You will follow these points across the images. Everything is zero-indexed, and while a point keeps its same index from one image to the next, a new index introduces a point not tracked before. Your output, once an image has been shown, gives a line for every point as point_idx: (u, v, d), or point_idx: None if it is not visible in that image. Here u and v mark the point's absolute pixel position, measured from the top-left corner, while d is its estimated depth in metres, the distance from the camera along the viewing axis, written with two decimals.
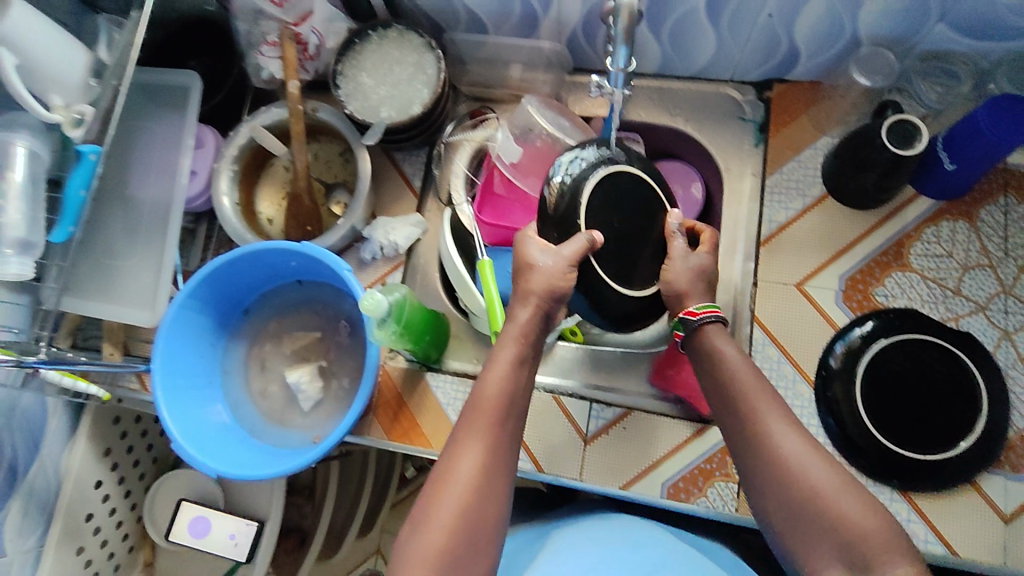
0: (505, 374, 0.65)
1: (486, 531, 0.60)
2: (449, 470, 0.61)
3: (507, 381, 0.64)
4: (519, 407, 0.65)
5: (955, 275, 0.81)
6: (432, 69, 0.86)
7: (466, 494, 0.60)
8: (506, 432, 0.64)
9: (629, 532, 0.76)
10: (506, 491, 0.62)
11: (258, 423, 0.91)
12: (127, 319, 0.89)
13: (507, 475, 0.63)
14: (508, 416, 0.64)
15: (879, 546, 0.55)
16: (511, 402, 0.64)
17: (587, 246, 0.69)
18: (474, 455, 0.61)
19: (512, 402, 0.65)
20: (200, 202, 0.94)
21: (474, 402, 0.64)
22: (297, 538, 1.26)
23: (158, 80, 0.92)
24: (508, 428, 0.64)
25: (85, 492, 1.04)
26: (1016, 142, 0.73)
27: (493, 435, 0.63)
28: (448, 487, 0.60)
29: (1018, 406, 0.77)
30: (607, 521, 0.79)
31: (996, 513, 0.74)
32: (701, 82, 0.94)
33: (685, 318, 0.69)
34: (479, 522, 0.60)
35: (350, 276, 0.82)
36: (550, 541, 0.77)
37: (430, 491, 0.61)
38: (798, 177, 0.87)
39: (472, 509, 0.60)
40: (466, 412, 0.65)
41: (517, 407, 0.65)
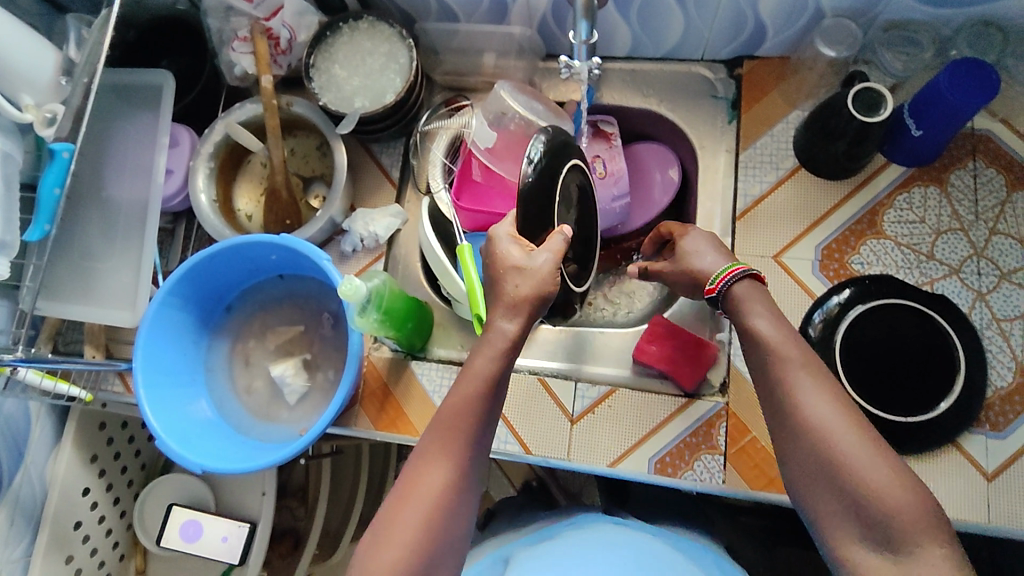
0: (472, 394, 0.64)
1: (448, 542, 0.60)
2: (409, 490, 0.61)
3: (478, 392, 0.64)
4: (486, 429, 0.65)
5: (928, 239, 0.82)
6: (404, 58, 0.87)
7: (426, 514, 0.60)
8: (471, 455, 0.63)
9: (607, 539, 0.74)
10: (466, 513, 0.62)
11: (245, 420, 0.91)
12: (107, 320, 0.89)
13: (470, 499, 0.63)
14: (472, 439, 0.64)
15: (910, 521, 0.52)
16: (482, 414, 0.65)
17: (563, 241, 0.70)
18: (436, 478, 0.61)
19: (483, 414, 0.65)
20: (177, 200, 0.94)
21: (441, 420, 0.64)
22: (292, 541, 1.25)
23: (130, 80, 0.92)
24: (472, 452, 0.64)
25: (73, 500, 1.03)
26: (978, 104, 0.74)
27: (456, 459, 0.63)
28: (409, 507, 0.60)
29: (995, 365, 0.78)
30: (581, 525, 0.79)
31: (978, 472, 0.76)
32: (673, 63, 0.94)
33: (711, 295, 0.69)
34: (437, 544, 0.59)
35: (330, 265, 0.83)
36: (527, 547, 0.76)
37: (394, 499, 0.61)
38: (771, 151, 0.88)
39: (436, 518, 0.60)
40: (429, 434, 0.64)
41: (483, 430, 0.64)
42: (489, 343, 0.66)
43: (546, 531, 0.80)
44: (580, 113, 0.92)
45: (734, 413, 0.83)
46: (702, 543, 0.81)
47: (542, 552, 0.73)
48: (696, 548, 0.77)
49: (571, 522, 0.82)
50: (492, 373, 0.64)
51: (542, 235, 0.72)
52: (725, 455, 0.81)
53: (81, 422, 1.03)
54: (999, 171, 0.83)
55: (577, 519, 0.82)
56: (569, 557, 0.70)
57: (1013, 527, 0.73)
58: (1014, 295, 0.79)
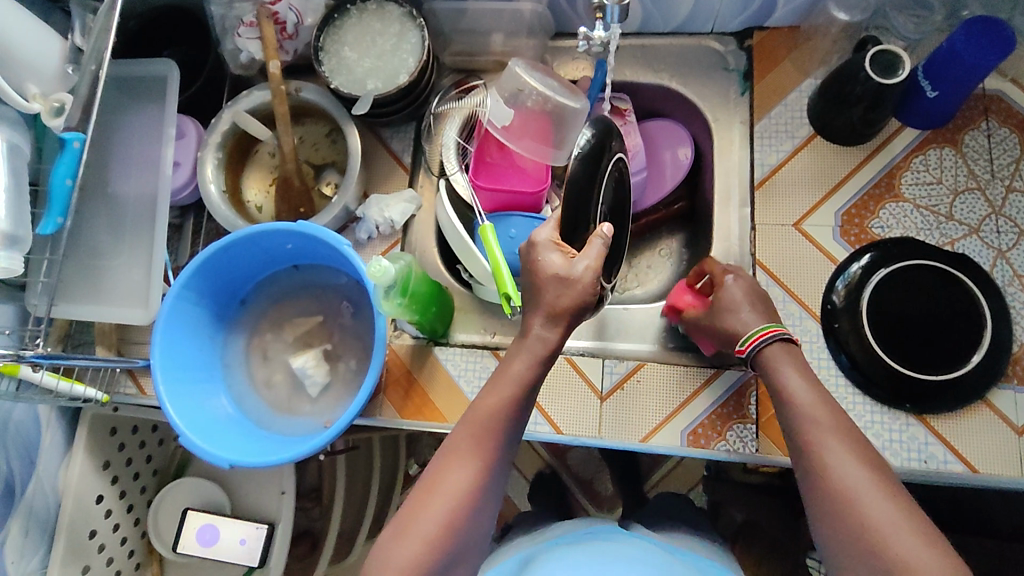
0: (504, 398, 0.65)
1: (467, 539, 0.61)
2: (433, 486, 0.62)
3: (510, 400, 0.65)
4: (514, 430, 0.66)
5: (946, 200, 0.83)
6: (416, 38, 0.87)
7: (448, 511, 0.61)
8: (498, 456, 0.64)
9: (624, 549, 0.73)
10: (487, 513, 0.63)
11: (266, 414, 0.89)
12: (120, 318, 0.87)
13: (493, 499, 0.64)
14: (499, 440, 0.65)
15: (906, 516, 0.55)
16: (511, 419, 0.65)
17: (603, 244, 0.68)
18: (461, 476, 0.62)
19: (512, 419, 0.66)
20: (185, 193, 0.92)
21: (472, 420, 0.65)
22: (309, 543, 1.22)
23: (134, 71, 0.89)
24: (499, 453, 0.64)
25: (87, 508, 1.00)
26: (993, 62, 0.74)
27: (482, 457, 0.63)
28: (432, 503, 0.61)
29: (1019, 320, 0.79)
30: (596, 534, 0.78)
31: (1008, 426, 0.76)
32: (683, 36, 0.95)
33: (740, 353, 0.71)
34: (457, 541, 0.61)
35: (351, 250, 0.81)
36: (545, 553, 0.76)
37: (417, 493, 0.63)
38: (786, 120, 0.89)
39: (458, 516, 0.61)
40: (457, 430, 0.66)
41: (511, 432, 0.65)
42: (528, 347, 0.67)
43: (564, 538, 0.80)
44: (598, 79, 0.90)
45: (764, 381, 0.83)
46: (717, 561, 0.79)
47: (559, 556, 0.72)
48: (705, 563, 0.76)
49: (586, 530, 0.81)
50: (529, 379, 0.66)
51: (584, 239, 0.71)
52: (756, 424, 0.81)
53: (93, 426, 1.00)
54: (1012, 130, 0.84)
55: (593, 527, 0.81)
56: (585, 561, 0.69)
57: None
58: None
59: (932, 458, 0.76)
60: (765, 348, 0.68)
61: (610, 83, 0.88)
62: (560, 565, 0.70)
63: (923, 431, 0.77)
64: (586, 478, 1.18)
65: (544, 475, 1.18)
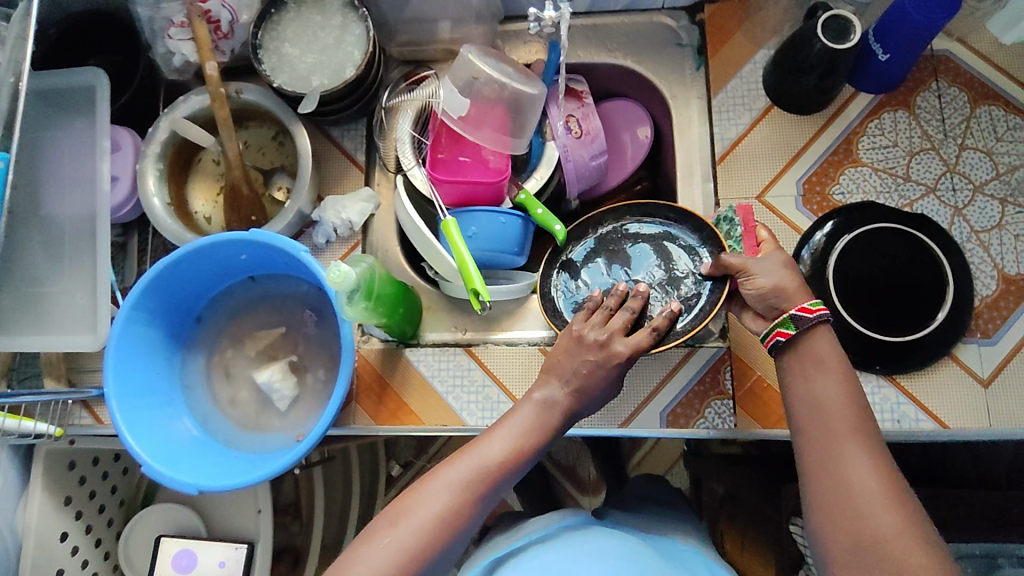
0: (515, 436, 0.68)
1: (431, 563, 0.63)
2: (416, 500, 0.64)
3: (516, 443, 0.68)
4: (515, 469, 0.67)
5: (903, 161, 0.84)
6: (359, 30, 0.84)
7: (423, 529, 0.63)
8: (491, 490, 0.66)
9: (606, 545, 0.71)
10: (460, 539, 0.65)
11: (233, 433, 0.85)
12: (67, 347, 0.82)
13: (467, 532, 0.65)
14: (498, 475, 0.66)
15: (870, 492, 0.57)
16: (514, 462, 0.67)
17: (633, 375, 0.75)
18: (445, 498, 0.64)
19: (515, 462, 0.67)
20: (126, 210, 0.87)
21: (478, 449, 0.67)
22: (290, 559, 1.16)
23: (58, 84, 0.84)
24: (491, 488, 0.66)
25: (50, 547, 0.94)
26: (944, 20, 0.75)
27: (472, 488, 0.65)
28: (411, 517, 0.63)
29: (979, 275, 0.81)
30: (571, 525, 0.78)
31: (975, 379, 0.78)
32: (634, 14, 0.93)
33: (799, 316, 0.64)
34: (424, 556, 0.62)
35: (309, 256, 0.77)
36: (523, 547, 0.75)
37: (400, 502, 0.65)
38: (742, 92, 0.88)
39: (431, 537, 0.63)
40: (457, 455, 0.68)
41: (510, 473, 0.67)
42: (538, 398, 0.70)
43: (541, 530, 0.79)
44: (552, 61, 0.88)
45: (737, 355, 0.82)
46: (697, 547, 0.78)
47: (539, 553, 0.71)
48: (686, 554, 0.75)
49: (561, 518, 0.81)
50: (533, 422, 0.69)
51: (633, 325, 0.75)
52: (734, 399, 0.81)
53: (49, 463, 0.94)
54: (961, 89, 0.85)
55: (569, 515, 0.81)
56: (565, 559, 0.68)
57: (1013, 427, 0.76)
58: (989, 207, 0.82)
59: (905, 417, 0.77)
60: (816, 325, 0.64)
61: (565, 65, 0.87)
62: (541, 560, 0.69)
63: (895, 392, 0.78)
64: (568, 465, 1.17)
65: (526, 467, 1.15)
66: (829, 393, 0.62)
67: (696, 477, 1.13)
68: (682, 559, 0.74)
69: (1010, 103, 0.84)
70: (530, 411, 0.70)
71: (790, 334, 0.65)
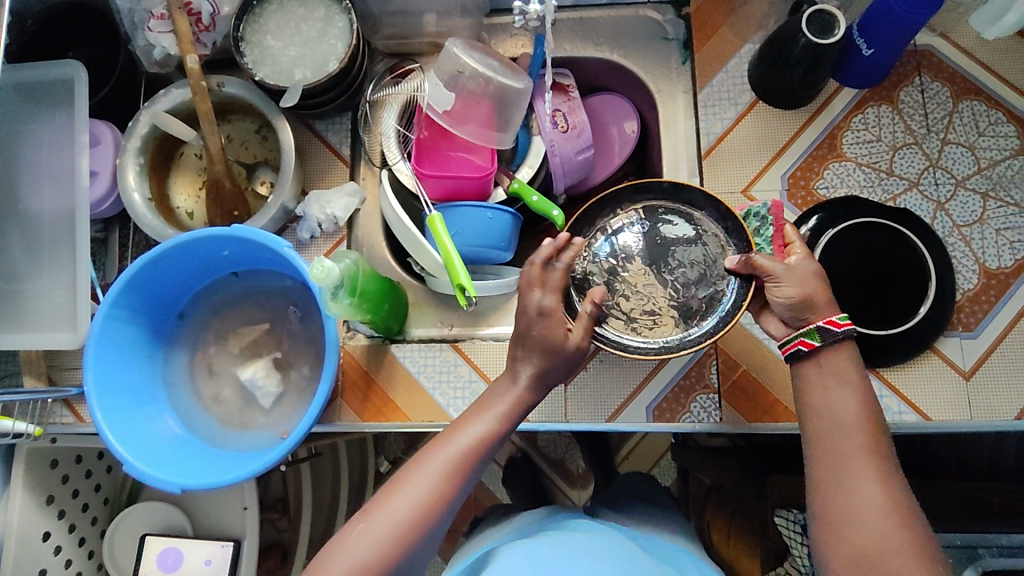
0: (488, 420, 0.68)
1: (416, 552, 0.63)
2: (395, 490, 0.64)
3: (488, 425, 0.67)
4: (491, 451, 0.67)
5: (887, 156, 0.84)
6: (343, 23, 0.83)
7: (406, 517, 0.62)
8: (469, 475, 0.66)
9: (595, 538, 0.71)
10: (443, 524, 0.64)
11: (217, 430, 0.84)
12: (47, 344, 0.81)
13: (450, 516, 0.65)
14: (475, 458, 0.66)
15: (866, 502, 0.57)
16: (486, 444, 0.67)
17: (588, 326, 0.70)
18: (426, 485, 0.64)
19: (488, 444, 0.67)
20: (106, 205, 0.86)
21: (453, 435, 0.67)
22: (278, 555, 1.16)
23: (34, 77, 0.82)
24: (469, 471, 0.66)
25: (33, 547, 0.93)
26: (925, 16, 0.75)
27: (450, 474, 0.64)
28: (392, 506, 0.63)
29: (960, 269, 0.81)
30: (559, 521, 0.78)
31: (957, 372, 0.79)
32: (620, 8, 0.93)
33: (826, 328, 0.63)
34: (409, 544, 0.62)
35: (292, 252, 0.76)
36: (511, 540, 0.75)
37: (380, 494, 0.64)
38: (728, 87, 0.88)
39: (413, 527, 0.62)
40: (433, 444, 0.67)
41: (486, 453, 0.67)
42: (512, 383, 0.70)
43: (530, 525, 0.79)
44: (539, 56, 0.87)
45: (723, 350, 0.83)
46: (681, 545, 0.78)
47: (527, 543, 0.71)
48: (669, 549, 0.76)
49: (551, 516, 0.81)
50: (506, 407, 0.68)
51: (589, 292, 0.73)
52: (719, 393, 0.82)
53: (30, 462, 0.93)
54: (944, 84, 0.86)
55: (559, 514, 0.81)
56: (553, 551, 0.67)
57: (992, 420, 0.77)
58: (970, 201, 0.83)
59: (887, 410, 0.78)
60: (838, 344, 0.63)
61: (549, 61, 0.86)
62: (528, 549, 0.69)
63: (878, 385, 0.79)
64: (557, 458, 1.16)
65: (515, 461, 1.15)
66: (811, 386, 0.63)
67: (683, 468, 1.14)
68: (668, 556, 0.74)
69: (992, 98, 0.85)
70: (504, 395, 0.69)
71: (815, 346, 0.63)
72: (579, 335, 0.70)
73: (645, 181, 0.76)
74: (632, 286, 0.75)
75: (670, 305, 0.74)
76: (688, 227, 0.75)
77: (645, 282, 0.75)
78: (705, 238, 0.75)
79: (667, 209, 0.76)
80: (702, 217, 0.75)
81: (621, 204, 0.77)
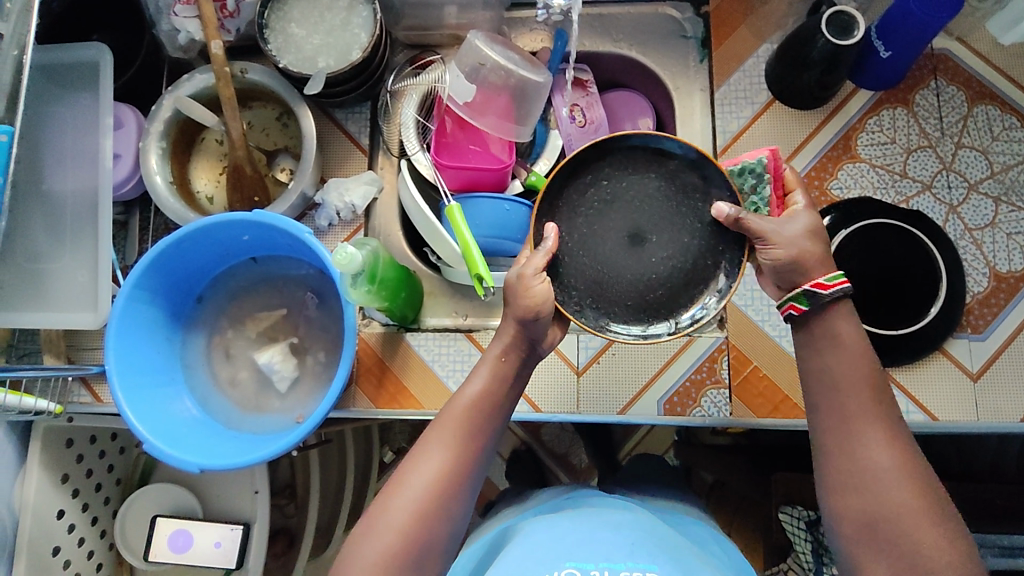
0: (480, 396, 0.66)
1: (440, 535, 0.62)
2: (405, 477, 0.63)
3: (480, 400, 0.66)
4: (492, 424, 0.66)
5: (901, 158, 0.85)
6: (366, 12, 0.84)
7: (420, 501, 0.62)
8: (476, 453, 0.65)
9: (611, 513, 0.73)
10: (464, 503, 0.64)
11: (232, 413, 0.86)
12: (68, 324, 0.82)
13: (470, 496, 0.64)
14: (477, 437, 0.65)
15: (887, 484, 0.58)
16: (483, 419, 0.66)
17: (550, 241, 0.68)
18: (434, 467, 0.63)
19: (485, 419, 0.66)
20: (128, 187, 0.87)
21: (449, 415, 0.66)
22: (286, 540, 1.19)
23: (61, 58, 0.83)
24: (474, 448, 0.65)
25: (47, 524, 0.95)
26: (945, 19, 0.76)
27: (456, 456, 0.64)
28: (405, 492, 0.62)
29: (971, 271, 0.82)
30: (578, 497, 0.79)
31: (964, 373, 0.80)
32: (640, 5, 0.93)
33: (813, 291, 0.62)
34: (430, 528, 0.62)
35: (313, 238, 0.78)
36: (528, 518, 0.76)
37: (390, 485, 0.64)
38: (745, 86, 0.89)
39: (430, 512, 0.62)
40: (432, 427, 0.66)
41: (487, 426, 0.66)
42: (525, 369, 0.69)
43: (545, 505, 0.81)
44: (559, 49, 0.90)
45: (735, 347, 0.84)
46: (697, 517, 0.81)
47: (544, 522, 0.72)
48: (680, 516, 0.79)
49: (567, 493, 0.82)
50: (492, 384, 0.67)
51: (566, 261, 0.71)
52: (729, 388, 0.83)
53: (46, 440, 0.94)
54: (959, 88, 0.87)
55: (576, 490, 0.83)
56: (570, 528, 0.69)
57: (998, 421, 0.78)
58: (982, 205, 0.84)
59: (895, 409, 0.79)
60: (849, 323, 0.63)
61: (571, 53, 0.88)
62: (546, 528, 0.70)
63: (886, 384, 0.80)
64: (561, 452, 1.15)
65: (519, 453, 1.15)
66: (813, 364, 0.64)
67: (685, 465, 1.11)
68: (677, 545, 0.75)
69: (1006, 104, 0.86)
70: (489, 365, 0.68)
71: (803, 310, 0.63)
72: (535, 266, 0.66)
73: (605, 141, 0.72)
74: (628, 263, 0.71)
75: (673, 272, 0.71)
76: (662, 182, 0.72)
77: (641, 254, 0.71)
78: (684, 190, 0.71)
79: (643, 169, 0.72)
80: (674, 169, 0.71)
81: (589, 171, 0.73)
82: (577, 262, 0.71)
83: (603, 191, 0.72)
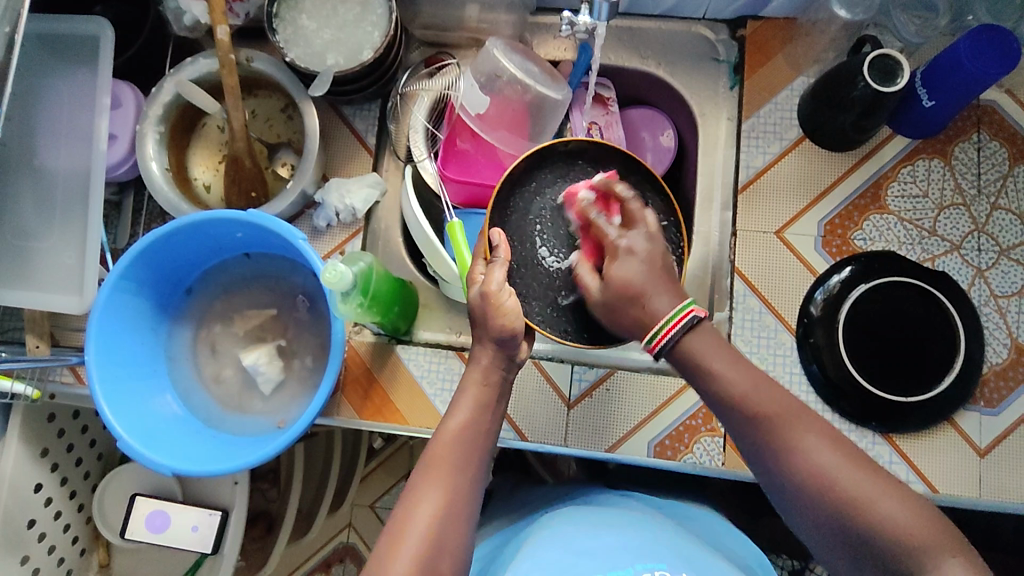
0: (465, 429, 0.64)
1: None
2: (406, 523, 0.58)
3: (465, 433, 0.64)
4: (477, 457, 0.63)
5: (931, 215, 0.81)
6: (382, 9, 0.79)
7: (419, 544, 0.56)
8: (469, 490, 0.61)
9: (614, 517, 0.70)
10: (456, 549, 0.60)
11: (214, 412, 0.84)
12: (50, 305, 0.79)
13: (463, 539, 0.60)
14: (467, 471, 0.62)
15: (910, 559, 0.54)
16: (470, 454, 0.63)
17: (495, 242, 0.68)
18: (432, 505, 0.59)
19: (471, 454, 0.63)
20: (123, 169, 0.83)
21: (436, 452, 0.62)
22: (265, 524, 1.16)
23: (60, 30, 0.79)
24: (465, 480, 0.62)
25: (25, 498, 0.94)
26: (995, 76, 0.71)
27: (451, 496, 0.60)
28: (405, 537, 0.57)
29: (992, 341, 0.78)
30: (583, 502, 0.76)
31: (972, 448, 0.76)
32: (671, 21, 0.89)
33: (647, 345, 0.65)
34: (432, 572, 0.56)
35: (306, 245, 0.74)
36: (533, 526, 0.72)
37: (388, 537, 0.57)
38: (775, 120, 0.84)
39: (431, 556, 0.56)
40: (424, 467, 0.61)
41: (473, 457, 0.63)
42: None
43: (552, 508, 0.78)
44: (582, 64, 0.86)
45: None
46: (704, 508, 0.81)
47: (551, 530, 0.69)
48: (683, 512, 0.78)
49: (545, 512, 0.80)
50: (473, 418, 0.64)
51: (526, 269, 0.72)
52: (724, 437, 0.80)
53: (28, 415, 0.93)
54: (1002, 144, 0.82)
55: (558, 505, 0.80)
56: (579, 536, 0.66)
57: (1002, 501, 0.75)
58: (1012, 272, 0.79)
59: (896, 477, 0.76)
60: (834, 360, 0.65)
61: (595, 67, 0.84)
62: (551, 539, 0.67)
63: (888, 450, 0.76)
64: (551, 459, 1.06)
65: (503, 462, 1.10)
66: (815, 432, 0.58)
67: None
68: None
69: None
70: (471, 395, 0.66)
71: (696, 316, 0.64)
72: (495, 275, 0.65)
73: (547, 148, 0.75)
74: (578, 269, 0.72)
75: None
76: None
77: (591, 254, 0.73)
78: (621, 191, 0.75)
79: (584, 172, 0.75)
80: (613, 172, 0.75)
81: (534, 178, 0.75)
82: (534, 268, 0.72)
83: (549, 198, 0.75)
